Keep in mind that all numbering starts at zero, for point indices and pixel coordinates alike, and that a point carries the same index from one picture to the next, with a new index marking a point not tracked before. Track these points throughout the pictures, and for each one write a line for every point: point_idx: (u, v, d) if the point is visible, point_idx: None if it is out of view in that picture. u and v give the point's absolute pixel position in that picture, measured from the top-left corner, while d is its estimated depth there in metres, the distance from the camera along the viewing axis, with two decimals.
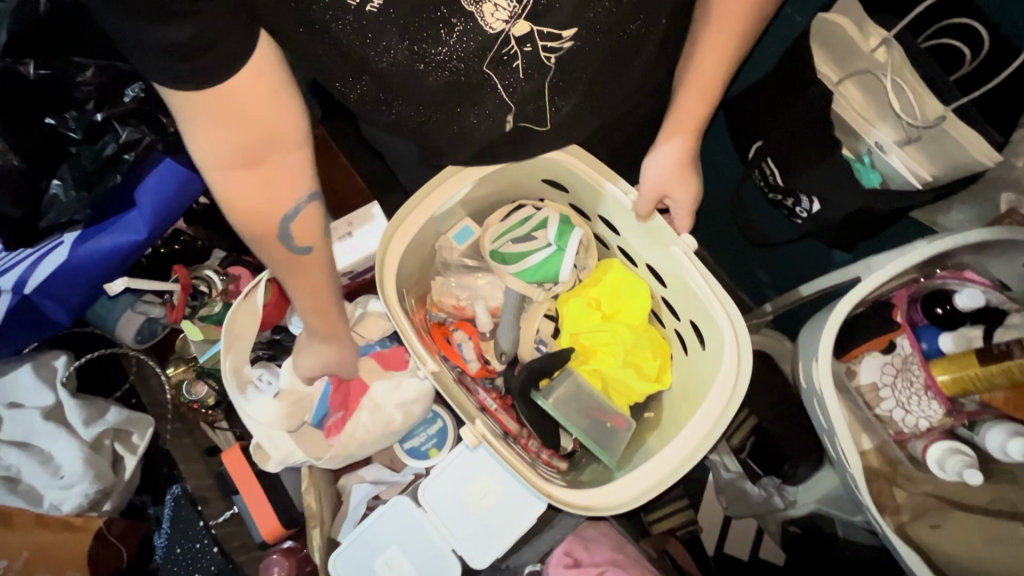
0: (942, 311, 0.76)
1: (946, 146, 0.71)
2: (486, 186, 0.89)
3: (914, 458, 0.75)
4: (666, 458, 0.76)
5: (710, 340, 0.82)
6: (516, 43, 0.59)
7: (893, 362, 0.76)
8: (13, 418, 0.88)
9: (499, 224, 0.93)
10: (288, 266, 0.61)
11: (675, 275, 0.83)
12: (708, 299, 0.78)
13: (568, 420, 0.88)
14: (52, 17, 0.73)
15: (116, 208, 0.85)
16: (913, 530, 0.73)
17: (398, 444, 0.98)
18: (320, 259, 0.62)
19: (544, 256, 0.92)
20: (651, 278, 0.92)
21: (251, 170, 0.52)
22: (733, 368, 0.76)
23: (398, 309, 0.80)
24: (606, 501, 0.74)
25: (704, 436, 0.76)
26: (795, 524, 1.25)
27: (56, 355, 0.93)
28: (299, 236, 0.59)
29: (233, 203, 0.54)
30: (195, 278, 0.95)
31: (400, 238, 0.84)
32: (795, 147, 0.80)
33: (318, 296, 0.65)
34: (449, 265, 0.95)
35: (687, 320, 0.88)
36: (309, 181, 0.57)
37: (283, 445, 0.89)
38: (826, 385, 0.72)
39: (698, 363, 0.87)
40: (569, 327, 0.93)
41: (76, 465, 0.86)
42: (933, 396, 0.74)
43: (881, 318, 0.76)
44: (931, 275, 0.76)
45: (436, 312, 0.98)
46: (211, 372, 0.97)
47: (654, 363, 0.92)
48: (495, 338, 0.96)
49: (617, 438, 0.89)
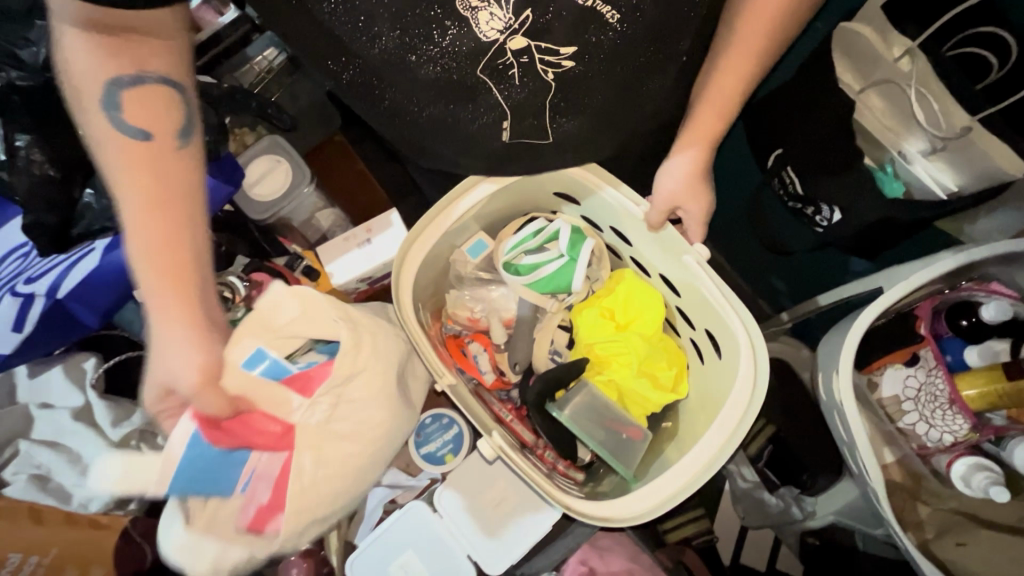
0: (968, 324, 0.74)
1: (974, 156, 0.69)
2: (498, 198, 0.90)
3: (938, 473, 0.74)
4: (679, 473, 0.75)
5: (726, 350, 0.82)
6: (512, 55, 0.61)
7: (917, 375, 0.74)
8: (46, 416, 0.92)
9: (511, 237, 0.93)
10: (118, 154, 0.51)
11: (688, 284, 0.83)
12: (722, 307, 0.78)
13: (584, 433, 0.87)
14: None
15: None
16: (937, 548, 0.71)
17: (414, 448, 1.00)
18: (165, 166, 0.52)
19: (557, 266, 0.92)
20: (664, 288, 0.91)
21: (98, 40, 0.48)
22: (750, 381, 0.76)
23: (410, 316, 0.81)
24: (624, 512, 0.74)
25: (721, 448, 0.75)
26: (813, 535, 1.24)
27: (86, 357, 0.96)
28: (134, 116, 0.51)
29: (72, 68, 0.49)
30: (219, 284, 0.91)
31: (416, 250, 0.85)
32: (814, 157, 0.79)
33: (156, 224, 0.51)
34: (462, 278, 0.96)
35: (702, 329, 0.87)
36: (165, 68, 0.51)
37: (206, 551, 0.67)
38: (848, 398, 0.71)
39: (715, 374, 0.87)
40: (584, 338, 0.93)
41: (104, 465, 0.89)
42: (958, 411, 0.72)
43: (902, 330, 0.76)
44: (955, 286, 0.75)
45: (451, 325, 0.99)
46: None
47: (670, 372, 0.91)
48: (509, 350, 0.97)
49: (633, 449, 0.89)
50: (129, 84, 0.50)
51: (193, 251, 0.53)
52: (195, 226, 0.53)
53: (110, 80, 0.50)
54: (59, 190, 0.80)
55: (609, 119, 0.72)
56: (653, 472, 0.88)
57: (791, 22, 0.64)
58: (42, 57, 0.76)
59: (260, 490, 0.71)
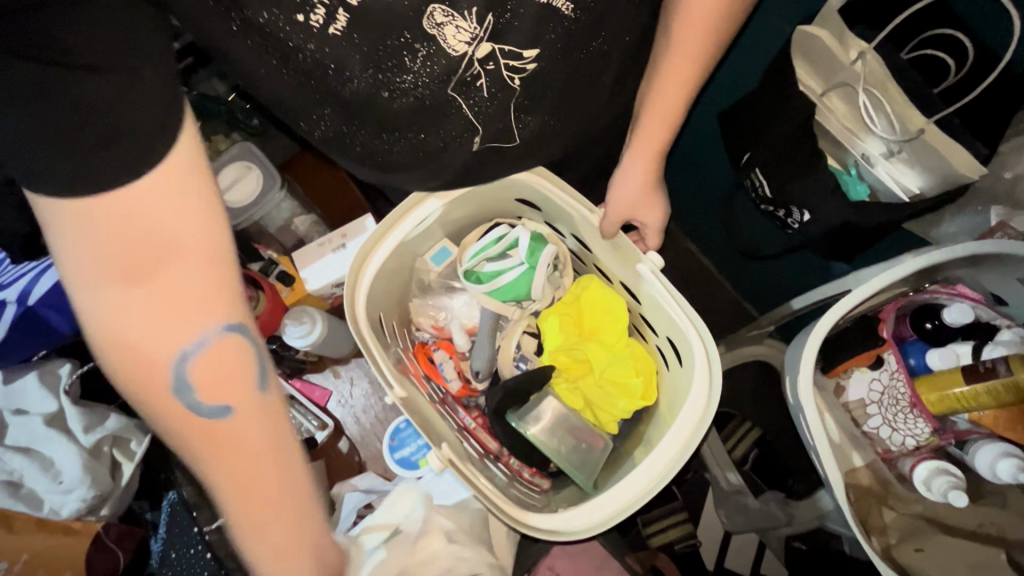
0: (932, 326, 0.73)
1: (930, 158, 0.69)
2: (458, 206, 0.92)
3: (901, 476, 0.74)
4: (634, 483, 0.76)
5: (685, 357, 0.83)
6: (479, 64, 0.61)
7: (881, 379, 0.74)
8: (20, 422, 0.91)
9: (475, 243, 0.97)
10: (201, 439, 0.47)
11: (645, 293, 0.85)
12: (678, 315, 0.79)
13: (548, 447, 0.88)
14: None
15: None
16: (898, 552, 0.70)
17: (388, 455, 1.04)
18: (257, 434, 0.48)
19: (516, 275, 0.94)
20: (627, 295, 0.93)
21: (144, 292, 0.44)
22: (704, 389, 0.77)
23: (367, 334, 0.83)
24: (568, 524, 0.75)
25: (679, 453, 0.76)
26: (799, 539, 1.23)
27: (61, 363, 0.96)
28: (209, 385, 0.47)
29: (121, 349, 0.44)
30: None
31: (370, 263, 0.88)
32: (780, 159, 0.80)
33: (262, 524, 0.48)
34: (427, 286, 1.00)
35: (665, 337, 0.88)
36: (224, 306, 0.47)
37: None
38: (807, 402, 0.71)
39: (677, 379, 0.87)
40: (550, 343, 0.95)
41: (75, 471, 0.89)
42: (920, 414, 0.71)
43: (866, 332, 0.75)
44: (920, 288, 0.74)
45: (420, 332, 1.04)
46: None
47: (638, 380, 0.92)
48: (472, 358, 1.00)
49: (593, 457, 0.89)
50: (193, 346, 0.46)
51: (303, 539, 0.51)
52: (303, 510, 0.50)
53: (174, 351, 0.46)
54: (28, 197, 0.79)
55: (565, 115, 0.73)
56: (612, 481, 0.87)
57: (737, 22, 0.65)
58: None
59: None
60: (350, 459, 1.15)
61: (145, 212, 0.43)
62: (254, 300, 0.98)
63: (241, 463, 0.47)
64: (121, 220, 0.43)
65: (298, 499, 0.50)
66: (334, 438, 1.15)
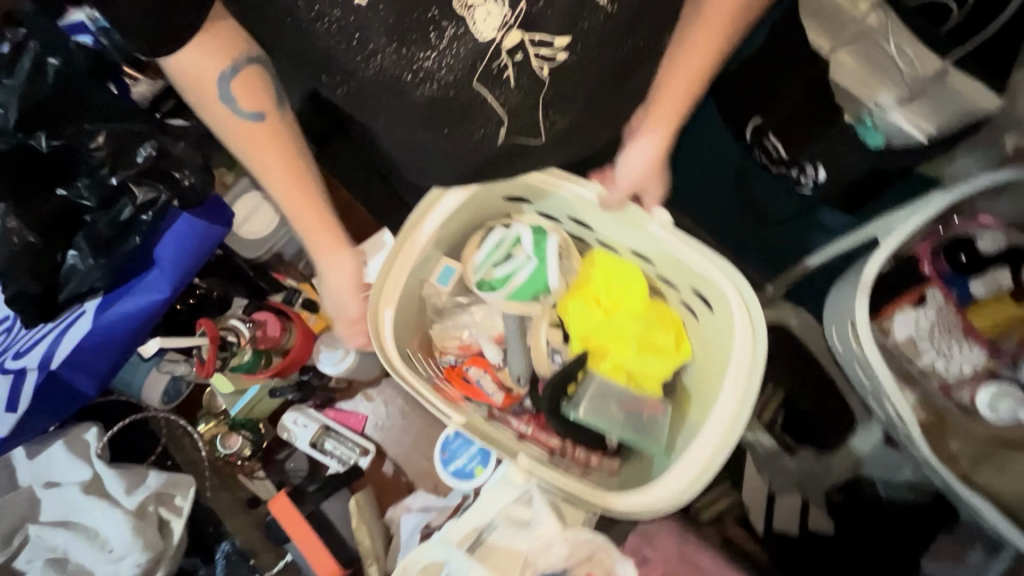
0: (966, 259, 0.77)
1: (947, 98, 0.83)
2: (457, 218, 0.91)
3: (963, 407, 0.75)
4: (706, 441, 0.76)
5: (716, 305, 0.83)
6: (506, 54, 0.61)
7: (927, 315, 0.76)
8: (55, 494, 0.86)
9: (476, 254, 0.95)
10: (249, 139, 0.65)
11: (661, 252, 0.85)
12: (707, 267, 0.80)
13: (607, 424, 0.89)
14: (59, 87, 0.72)
15: (136, 269, 0.79)
16: (978, 477, 0.72)
17: (442, 468, 1.03)
18: (280, 140, 0.66)
19: (529, 271, 0.95)
20: (639, 259, 0.94)
21: (195, 41, 0.57)
22: (749, 345, 0.77)
23: (396, 359, 0.81)
24: (656, 496, 0.75)
25: (741, 403, 0.76)
26: (837, 490, 1.22)
27: (87, 428, 0.91)
28: (244, 99, 0.63)
29: (180, 70, 0.59)
30: (223, 330, 0.88)
31: (392, 288, 0.85)
32: (794, 122, 0.89)
33: (301, 206, 0.71)
34: (441, 309, 0.98)
35: (688, 289, 0.88)
36: (244, 47, 0.61)
37: None
38: (870, 350, 0.73)
39: (711, 328, 0.87)
40: (578, 331, 0.94)
41: (125, 536, 0.84)
42: (974, 341, 0.76)
43: (907, 273, 0.78)
44: (948, 225, 0.77)
45: (445, 356, 0.99)
46: (244, 423, 1.04)
47: (670, 336, 0.94)
48: (508, 366, 0.97)
49: (658, 424, 0.91)
50: (230, 74, 0.61)
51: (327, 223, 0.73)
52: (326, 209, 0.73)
53: (217, 77, 0.61)
54: (40, 257, 0.74)
55: (601, 110, 0.75)
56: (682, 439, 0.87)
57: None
58: (6, 119, 0.70)
59: None
60: (398, 481, 1.13)
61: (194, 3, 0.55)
62: (287, 332, 0.93)
63: (274, 155, 0.67)
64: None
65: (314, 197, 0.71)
66: (378, 462, 1.13)
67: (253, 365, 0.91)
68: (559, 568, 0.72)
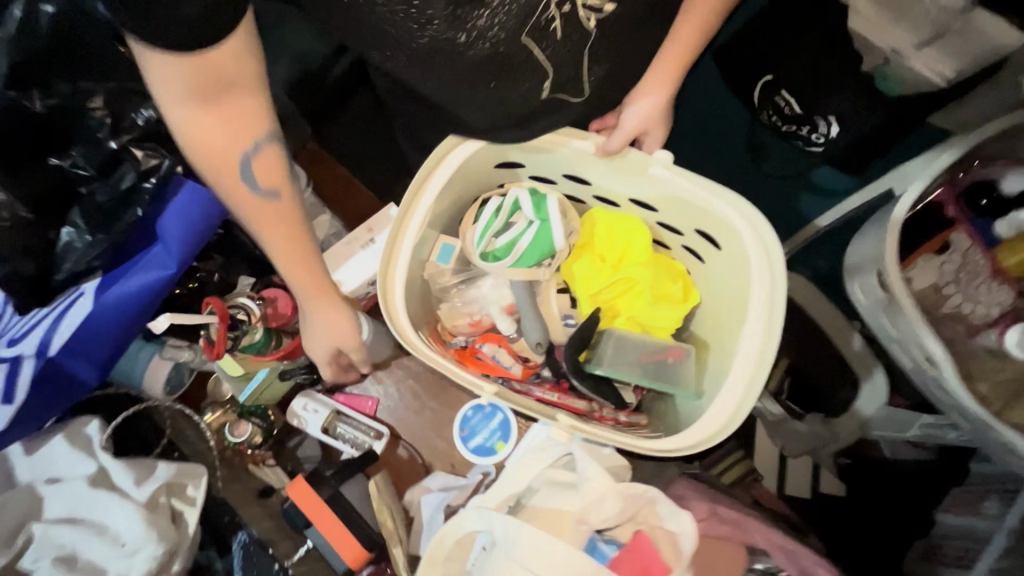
0: (987, 202, 0.77)
1: (970, 38, 0.74)
2: (449, 189, 0.85)
3: (990, 349, 0.76)
4: (735, 382, 0.72)
5: (726, 244, 0.78)
6: (555, 7, 0.60)
7: (952, 259, 0.77)
8: (58, 490, 0.82)
9: (473, 226, 0.87)
10: (256, 212, 0.63)
11: (662, 197, 0.80)
12: (708, 200, 0.74)
13: (630, 376, 0.84)
14: (51, 35, 0.61)
15: (136, 245, 0.75)
16: (1011, 416, 0.72)
17: (464, 445, 1.02)
18: (283, 212, 0.64)
19: (533, 234, 0.86)
20: (639, 209, 0.87)
21: (211, 110, 0.57)
22: (767, 282, 0.72)
23: (414, 337, 0.76)
24: (692, 439, 0.70)
25: (767, 339, 0.72)
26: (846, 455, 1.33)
27: (87, 421, 0.86)
28: (260, 175, 0.62)
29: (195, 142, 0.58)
30: (231, 307, 0.84)
31: (396, 260, 0.80)
32: (807, 74, 0.91)
33: (299, 275, 0.68)
34: (446, 291, 0.90)
35: (692, 232, 0.83)
36: (263, 126, 0.61)
37: None
38: (904, 300, 0.74)
39: (721, 271, 0.82)
40: (586, 292, 0.89)
41: (137, 529, 0.79)
42: (1002, 282, 0.76)
43: (931, 219, 0.78)
44: (967, 170, 0.77)
45: (454, 338, 0.91)
46: (254, 409, 1.01)
47: (678, 283, 0.89)
48: (523, 335, 0.89)
49: (682, 369, 0.85)
50: (250, 152, 0.61)
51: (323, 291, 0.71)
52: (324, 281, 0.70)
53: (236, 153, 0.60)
54: (34, 234, 0.69)
55: (619, 62, 0.73)
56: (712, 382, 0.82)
57: None
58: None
59: None
60: (415, 464, 1.06)
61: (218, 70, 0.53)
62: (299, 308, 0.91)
63: (277, 229, 0.64)
64: (200, 71, 0.52)
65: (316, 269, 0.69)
66: (393, 446, 1.06)
67: (262, 348, 0.86)
68: (612, 519, 0.69)
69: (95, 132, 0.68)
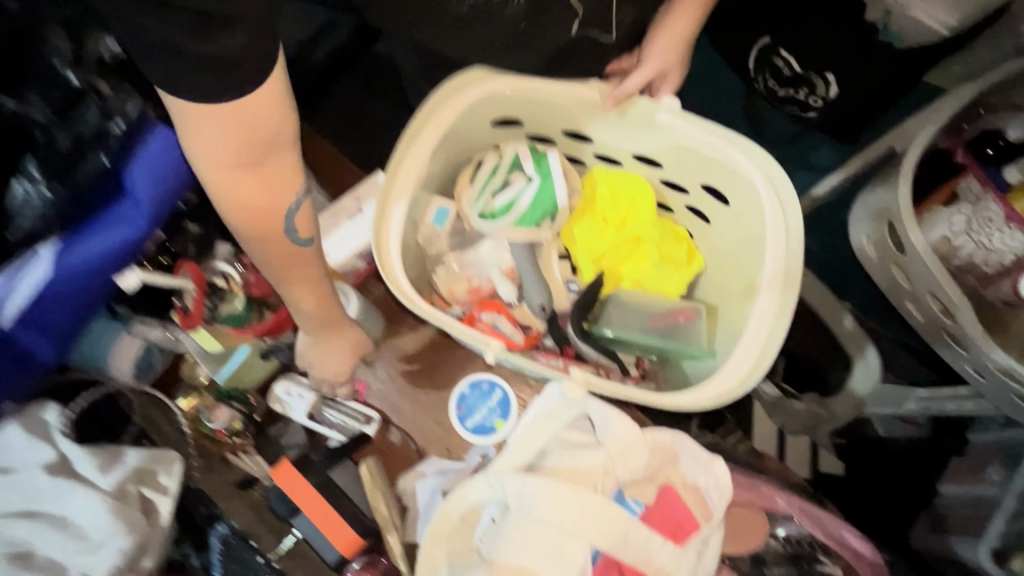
0: (994, 151, 0.76)
1: None
2: (445, 146, 0.81)
3: (1005, 300, 0.74)
4: (754, 332, 0.68)
5: (734, 195, 0.75)
6: None
7: (963, 209, 0.74)
8: (11, 481, 0.73)
9: (470, 187, 0.84)
10: (290, 261, 0.63)
11: (669, 149, 0.77)
12: (720, 148, 0.72)
13: (638, 336, 0.80)
14: None
15: (100, 201, 0.69)
16: None
17: (460, 424, 0.96)
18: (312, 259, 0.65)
19: (532, 193, 0.83)
20: (643, 167, 0.84)
21: (254, 171, 0.54)
22: (783, 231, 0.70)
23: (414, 298, 0.71)
24: (718, 393, 0.66)
25: (785, 290, 0.69)
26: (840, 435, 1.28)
27: (43, 406, 0.78)
28: (302, 227, 0.61)
29: (234, 203, 0.55)
30: (209, 274, 0.79)
31: (391, 216, 0.74)
32: (804, 30, 0.93)
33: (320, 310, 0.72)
34: (442, 257, 0.85)
35: (699, 188, 0.80)
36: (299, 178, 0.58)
37: None
38: (922, 250, 0.72)
39: (730, 228, 0.80)
40: (589, 254, 0.86)
41: (104, 520, 0.71)
42: (1018, 229, 0.71)
43: (939, 171, 0.79)
44: (975, 118, 0.77)
45: (450, 309, 0.84)
46: (231, 394, 0.93)
47: (683, 246, 0.86)
48: (526, 299, 0.84)
49: (693, 330, 0.82)
50: (296, 205, 0.59)
51: (333, 317, 0.77)
52: (335, 313, 0.76)
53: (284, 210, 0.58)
54: None
55: None
56: (725, 339, 0.79)
57: None
58: None
59: None
60: (407, 449, 0.96)
61: (262, 124, 0.50)
62: None
63: (307, 274, 0.66)
64: (251, 129, 0.50)
65: (332, 304, 0.73)
66: (384, 430, 0.97)
67: (243, 318, 0.80)
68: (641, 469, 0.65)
69: (61, 73, 0.64)
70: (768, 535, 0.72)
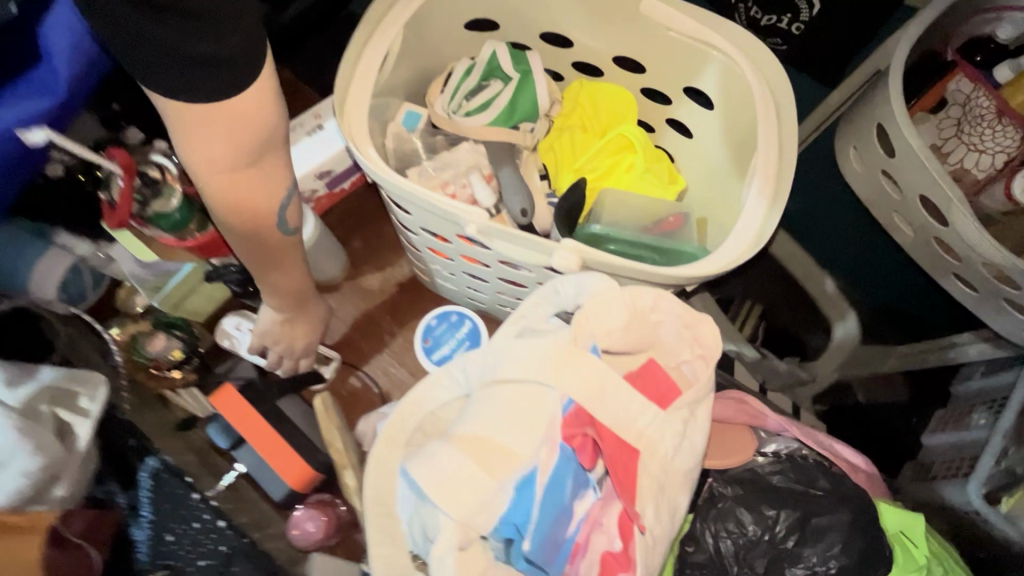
0: (983, 56, 0.80)
1: None
2: (411, 50, 0.76)
3: (998, 208, 0.76)
4: (752, 205, 0.64)
5: (720, 90, 0.73)
6: None
7: (954, 112, 0.77)
8: None
9: (443, 90, 0.80)
10: (275, 256, 0.64)
11: (652, 43, 0.74)
12: (699, 31, 0.70)
13: (625, 234, 0.74)
14: None
15: (12, 72, 0.61)
16: None
17: (426, 358, 0.88)
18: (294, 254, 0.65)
19: (512, 92, 0.79)
20: (625, 73, 0.81)
21: (248, 168, 0.54)
22: (772, 106, 0.68)
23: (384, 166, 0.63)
24: (715, 262, 0.61)
25: (780, 167, 0.66)
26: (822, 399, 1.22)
27: None
28: (290, 220, 0.62)
29: (220, 201, 0.55)
30: (142, 164, 0.73)
31: (360, 88, 0.67)
32: None
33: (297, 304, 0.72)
34: (410, 166, 0.79)
35: (682, 91, 0.78)
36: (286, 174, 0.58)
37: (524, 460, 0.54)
38: (917, 145, 0.68)
39: (713, 130, 0.77)
40: (568, 163, 0.82)
41: (6, 439, 0.61)
42: (1007, 123, 0.75)
43: (925, 78, 0.80)
44: (956, 27, 0.79)
45: None
46: (175, 321, 0.84)
47: (665, 163, 0.82)
48: (506, 205, 0.77)
49: (682, 237, 0.75)
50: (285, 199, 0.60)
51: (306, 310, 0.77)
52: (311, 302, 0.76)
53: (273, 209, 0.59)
54: None
55: None
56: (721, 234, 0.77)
57: None
58: None
59: (599, 535, 0.53)
60: (367, 393, 0.91)
61: (250, 118, 0.50)
62: None
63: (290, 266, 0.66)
64: (240, 126, 0.50)
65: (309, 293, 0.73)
66: (345, 373, 0.92)
67: (179, 224, 0.74)
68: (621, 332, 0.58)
69: None
70: (754, 450, 0.71)
